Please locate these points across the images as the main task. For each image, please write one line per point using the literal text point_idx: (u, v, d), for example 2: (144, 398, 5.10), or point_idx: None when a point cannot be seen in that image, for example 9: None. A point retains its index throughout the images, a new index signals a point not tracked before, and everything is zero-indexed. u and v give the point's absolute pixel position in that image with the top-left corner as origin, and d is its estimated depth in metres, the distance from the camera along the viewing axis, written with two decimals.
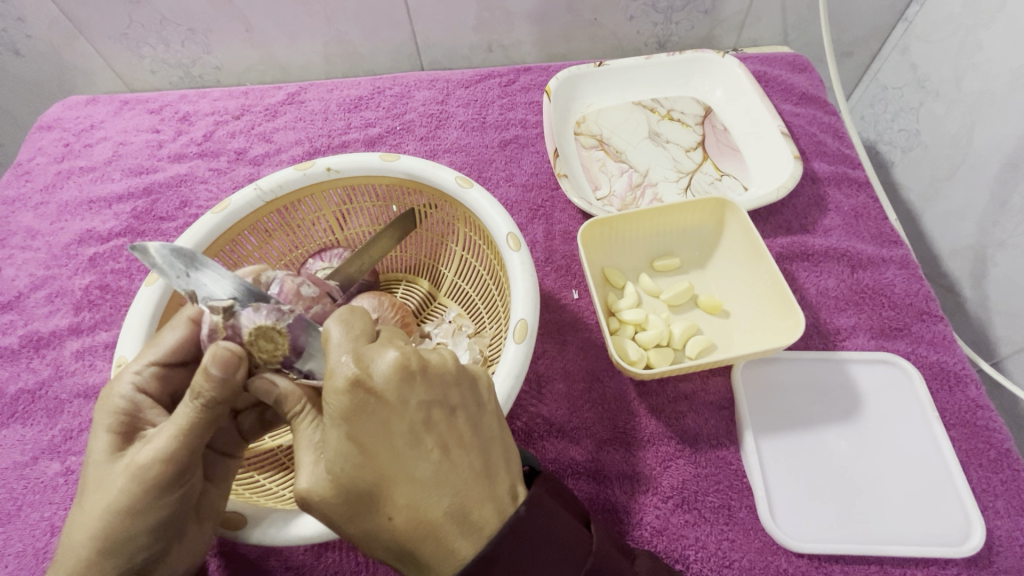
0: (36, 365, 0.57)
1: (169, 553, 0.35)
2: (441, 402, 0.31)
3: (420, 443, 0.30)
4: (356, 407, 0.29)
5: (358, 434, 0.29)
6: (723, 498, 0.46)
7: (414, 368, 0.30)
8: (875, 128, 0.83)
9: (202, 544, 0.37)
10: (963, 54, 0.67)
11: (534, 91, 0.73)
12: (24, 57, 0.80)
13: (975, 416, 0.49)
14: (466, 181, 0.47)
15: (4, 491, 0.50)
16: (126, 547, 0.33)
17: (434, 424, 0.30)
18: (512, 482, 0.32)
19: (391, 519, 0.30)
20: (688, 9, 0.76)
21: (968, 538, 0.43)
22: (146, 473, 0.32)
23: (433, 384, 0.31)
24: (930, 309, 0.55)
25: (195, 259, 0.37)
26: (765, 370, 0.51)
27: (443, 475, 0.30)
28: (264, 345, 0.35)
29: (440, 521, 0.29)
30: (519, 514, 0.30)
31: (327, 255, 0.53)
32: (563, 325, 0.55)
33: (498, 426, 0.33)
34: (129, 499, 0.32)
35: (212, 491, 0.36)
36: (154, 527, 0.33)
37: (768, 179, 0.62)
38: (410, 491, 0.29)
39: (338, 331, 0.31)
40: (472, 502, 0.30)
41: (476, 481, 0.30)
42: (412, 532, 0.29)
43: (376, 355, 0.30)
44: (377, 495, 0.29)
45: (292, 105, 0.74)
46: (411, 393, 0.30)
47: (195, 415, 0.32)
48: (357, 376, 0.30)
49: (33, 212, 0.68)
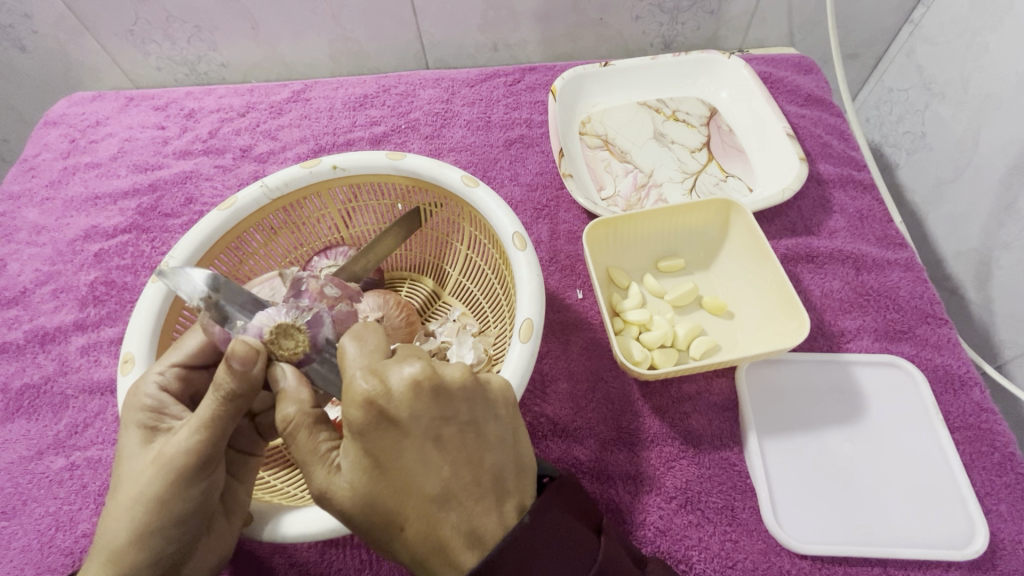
0: (41, 360, 0.57)
1: (197, 547, 0.36)
2: (453, 419, 0.31)
3: (431, 459, 0.30)
4: (371, 423, 0.30)
5: (372, 450, 0.30)
6: (727, 499, 0.46)
7: (425, 388, 0.30)
8: (880, 129, 0.83)
9: (229, 541, 0.37)
10: (969, 56, 0.67)
11: (538, 91, 0.73)
12: (30, 53, 0.80)
13: (979, 419, 0.49)
14: (472, 180, 0.47)
15: (10, 485, 0.50)
16: (154, 539, 0.33)
17: (446, 440, 0.30)
18: (521, 494, 0.32)
19: (404, 531, 0.29)
20: (694, 10, 0.76)
21: (972, 541, 0.43)
22: (171, 463, 0.32)
23: (445, 400, 0.31)
24: (935, 312, 0.55)
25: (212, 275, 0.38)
26: (770, 373, 0.51)
27: (452, 490, 0.30)
28: (284, 343, 0.36)
29: (448, 536, 0.29)
30: (524, 523, 0.30)
31: (333, 252, 0.54)
32: (568, 325, 0.55)
33: (510, 436, 0.33)
34: (157, 490, 0.32)
35: (238, 488, 0.38)
36: (178, 520, 0.34)
37: (774, 180, 0.62)
38: (419, 506, 0.29)
39: (353, 347, 0.32)
40: (479, 519, 0.30)
41: (481, 498, 0.30)
42: (422, 546, 0.29)
43: (390, 371, 0.30)
44: (390, 510, 0.29)
45: (297, 103, 0.74)
46: (424, 410, 0.30)
47: (216, 409, 0.32)
48: (372, 395, 0.29)
49: (38, 208, 0.68)
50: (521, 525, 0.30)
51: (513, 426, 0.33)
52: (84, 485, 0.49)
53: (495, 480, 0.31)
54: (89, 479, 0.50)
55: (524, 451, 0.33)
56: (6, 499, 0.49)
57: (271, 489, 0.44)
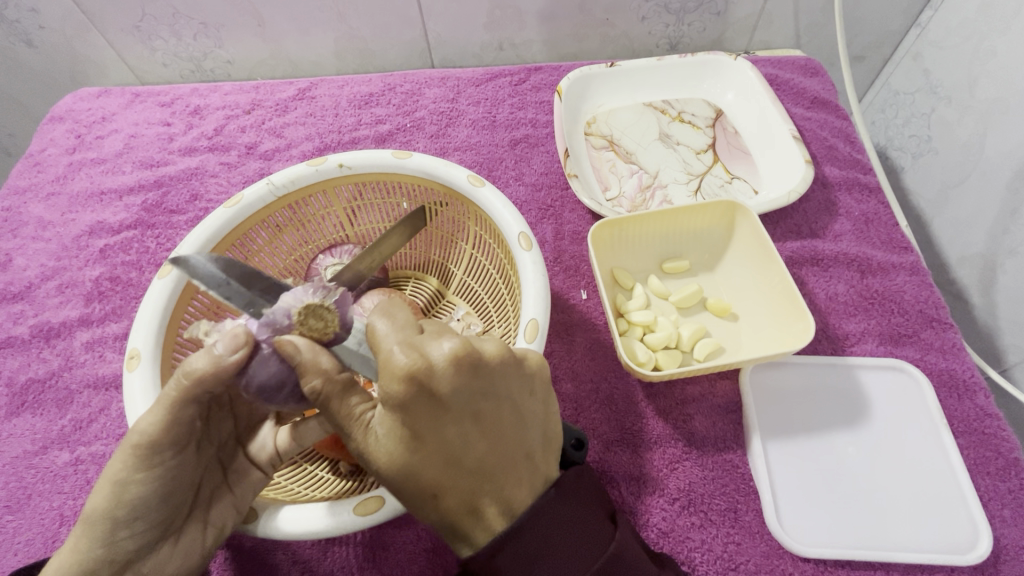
0: (46, 355, 0.57)
1: (162, 546, 0.37)
2: (491, 394, 0.30)
3: (470, 434, 0.30)
4: (412, 399, 0.29)
5: (413, 424, 0.30)
6: (730, 501, 0.46)
7: (467, 364, 0.29)
8: (886, 133, 0.83)
9: (197, 549, 0.39)
10: (977, 60, 0.67)
11: (544, 90, 0.73)
12: (36, 48, 0.81)
13: (983, 423, 0.49)
14: (478, 180, 0.47)
15: (14, 479, 0.50)
16: (116, 523, 0.34)
17: (485, 415, 0.30)
18: (547, 467, 0.33)
19: (439, 498, 0.31)
20: (700, 10, 0.76)
21: (975, 545, 0.43)
22: (132, 442, 0.33)
23: (485, 375, 0.30)
24: (940, 316, 0.55)
25: (233, 265, 0.35)
26: (773, 375, 0.51)
27: (488, 463, 0.31)
28: (314, 324, 0.34)
29: (483, 503, 0.31)
30: (550, 496, 0.32)
31: (338, 251, 0.53)
32: (572, 324, 0.55)
33: (542, 413, 0.34)
34: (118, 469, 0.34)
35: (226, 496, 0.39)
36: (132, 508, 0.34)
37: (779, 182, 0.62)
38: (456, 474, 0.31)
39: (384, 323, 0.30)
40: (513, 489, 0.31)
41: (513, 471, 0.31)
42: (458, 510, 0.31)
43: (429, 346, 0.29)
44: (428, 479, 0.31)
45: (302, 100, 0.74)
46: (465, 386, 0.29)
47: (181, 398, 0.32)
48: (413, 369, 0.28)
49: (44, 203, 0.68)
50: (545, 498, 0.32)
51: (544, 401, 0.34)
52: (89, 480, 0.50)
53: (528, 453, 0.32)
54: (94, 474, 0.50)
55: (552, 427, 0.34)
56: (9, 493, 0.49)
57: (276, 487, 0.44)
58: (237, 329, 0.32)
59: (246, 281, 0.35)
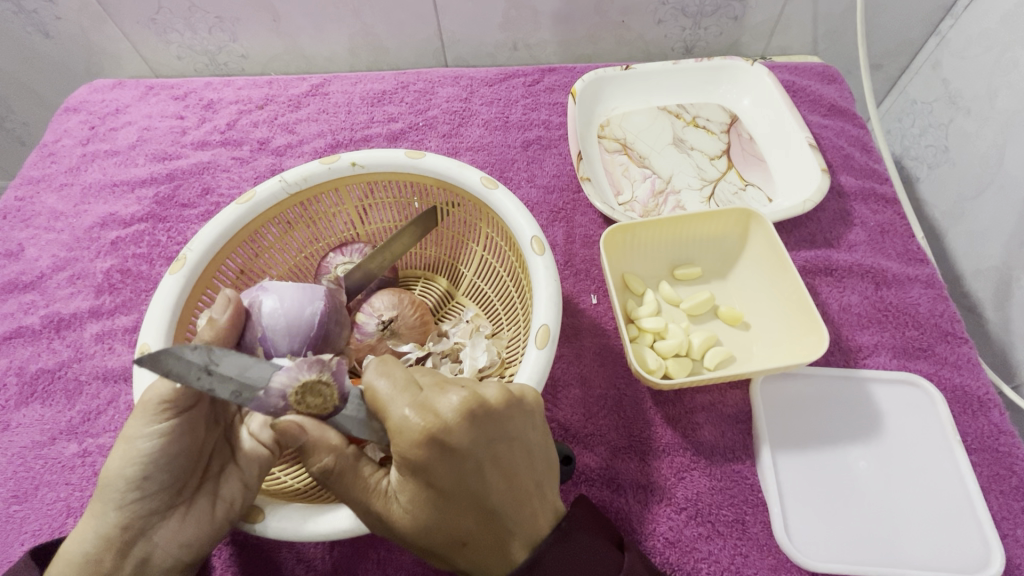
0: (56, 345, 0.57)
1: (170, 519, 0.36)
2: (500, 438, 0.32)
3: (487, 478, 0.32)
4: (432, 459, 0.31)
5: (434, 482, 0.31)
6: (737, 512, 0.45)
7: (477, 414, 0.31)
8: (903, 142, 0.82)
9: (205, 524, 0.37)
10: (998, 71, 0.66)
11: (558, 92, 0.72)
12: (53, 39, 0.81)
13: (997, 441, 0.49)
14: (491, 182, 0.47)
15: (22, 470, 0.50)
16: (127, 483, 0.35)
17: (501, 458, 0.32)
18: (555, 500, 0.35)
19: (465, 545, 0.32)
20: (717, 15, 0.76)
21: (988, 564, 0.43)
22: (146, 402, 0.35)
23: (493, 421, 0.32)
24: (955, 330, 0.54)
25: (213, 355, 0.34)
26: (785, 384, 0.51)
27: (503, 500, 0.32)
28: (310, 401, 0.35)
29: (506, 539, 0.32)
30: (563, 528, 0.34)
31: (348, 249, 0.53)
32: (581, 330, 0.55)
33: (544, 442, 0.35)
34: (132, 430, 0.35)
35: (233, 471, 0.38)
36: (141, 469, 0.35)
37: (795, 190, 0.62)
38: (479, 520, 0.32)
39: (385, 385, 0.33)
40: (533, 524, 0.33)
41: (528, 503, 0.33)
42: (484, 555, 0.32)
43: (437, 401, 0.32)
44: (453, 529, 0.32)
45: (316, 96, 0.74)
46: (477, 434, 0.31)
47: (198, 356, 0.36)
48: (429, 428, 0.31)
49: (57, 193, 0.68)
50: (559, 530, 0.33)
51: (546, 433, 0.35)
52: (96, 472, 0.50)
53: (538, 484, 0.34)
54: (100, 466, 0.50)
55: (552, 453, 0.36)
56: (17, 483, 0.49)
57: (281, 486, 0.43)
58: (229, 296, 0.40)
59: (227, 363, 0.34)
